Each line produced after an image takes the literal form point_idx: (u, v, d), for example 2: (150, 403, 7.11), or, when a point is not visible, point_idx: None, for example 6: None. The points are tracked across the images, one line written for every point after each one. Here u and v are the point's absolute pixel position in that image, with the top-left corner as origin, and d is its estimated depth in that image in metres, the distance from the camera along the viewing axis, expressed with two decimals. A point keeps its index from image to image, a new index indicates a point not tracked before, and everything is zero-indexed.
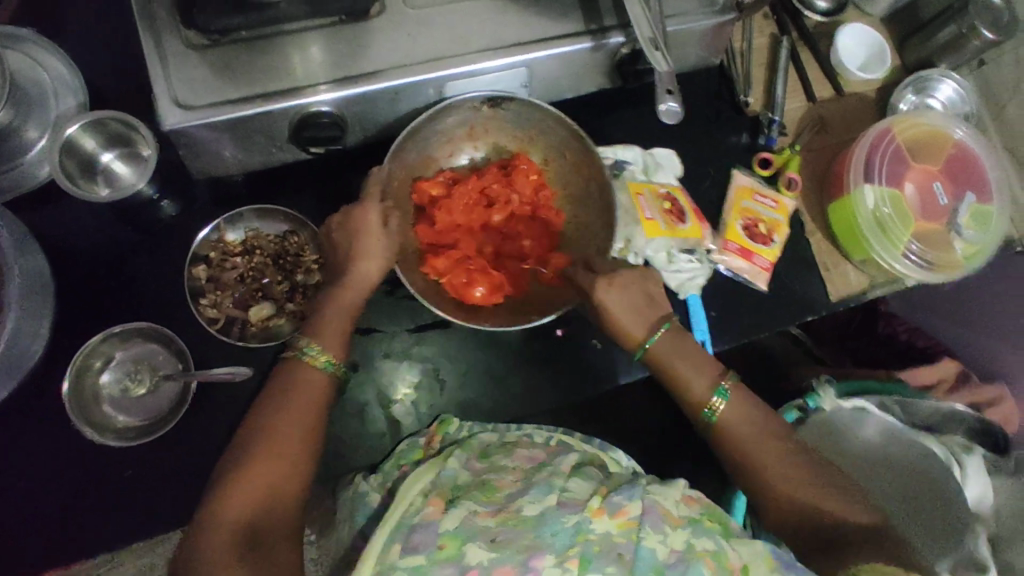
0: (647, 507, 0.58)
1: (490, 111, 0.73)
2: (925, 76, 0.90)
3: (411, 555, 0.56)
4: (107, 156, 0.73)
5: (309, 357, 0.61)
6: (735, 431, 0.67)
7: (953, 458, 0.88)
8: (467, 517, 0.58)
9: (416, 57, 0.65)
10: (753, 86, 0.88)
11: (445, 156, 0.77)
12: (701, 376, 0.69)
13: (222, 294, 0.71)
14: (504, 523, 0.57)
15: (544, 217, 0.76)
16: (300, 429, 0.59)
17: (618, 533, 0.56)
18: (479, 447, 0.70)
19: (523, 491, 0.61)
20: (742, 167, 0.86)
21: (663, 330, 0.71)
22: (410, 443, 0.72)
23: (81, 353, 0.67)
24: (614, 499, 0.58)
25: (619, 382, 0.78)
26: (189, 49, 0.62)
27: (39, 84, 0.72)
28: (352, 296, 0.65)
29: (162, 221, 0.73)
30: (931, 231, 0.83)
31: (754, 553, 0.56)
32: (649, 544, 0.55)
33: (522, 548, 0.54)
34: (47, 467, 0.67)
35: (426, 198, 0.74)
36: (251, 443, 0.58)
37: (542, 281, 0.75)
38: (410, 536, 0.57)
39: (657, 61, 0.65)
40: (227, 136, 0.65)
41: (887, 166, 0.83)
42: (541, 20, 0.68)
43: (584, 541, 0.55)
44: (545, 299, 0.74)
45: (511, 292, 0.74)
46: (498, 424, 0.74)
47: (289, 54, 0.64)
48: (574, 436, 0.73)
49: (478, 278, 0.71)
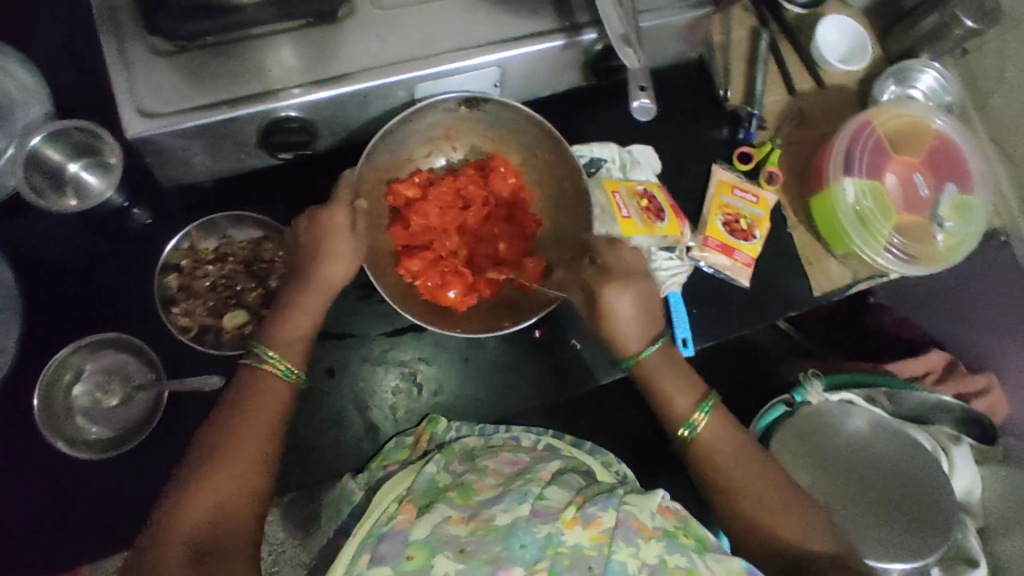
0: (621, 519, 0.57)
1: (467, 112, 0.73)
2: (907, 66, 0.89)
3: (377, 566, 0.54)
4: (74, 165, 0.73)
5: (269, 366, 0.62)
6: (713, 447, 0.68)
7: (941, 449, 0.91)
8: (438, 525, 0.57)
9: (386, 60, 0.65)
10: (732, 79, 0.87)
11: (423, 157, 0.77)
12: (685, 395, 0.69)
13: (195, 302, 0.71)
14: (473, 533, 0.56)
15: (518, 219, 0.76)
16: (258, 441, 0.60)
17: (589, 546, 0.54)
18: (461, 451, 0.70)
19: (497, 499, 0.60)
20: (721, 161, 0.86)
21: (657, 346, 0.70)
22: (396, 442, 0.73)
23: (51, 365, 0.68)
24: (588, 510, 0.57)
25: (600, 381, 0.78)
26: (154, 56, 0.61)
27: (6, 95, 0.72)
28: (316, 301, 0.65)
29: (134, 229, 0.72)
30: (913, 223, 0.82)
31: (726, 570, 0.56)
32: (619, 559, 0.54)
33: (488, 560, 0.53)
34: (26, 476, 0.67)
35: (401, 200, 0.74)
36: (221, 451, 0.58)
37: (514, 286, 0.74)
38: (378, 545, 0.56)
39: (628, 57, 0.65)
40: (195, 143, 0.65)
41: (868, 158, 0.83)
42: (512, 18, 0.67)
43: (554, 554, 0.54)
44: (515, 300, 0.74)
45: (486, 295, 0.74)
46: (485, 427, 0.75)
47: (255, 58, 0.63)
48: (561, 441, 0.75)
49: (452, 279, 0.72)
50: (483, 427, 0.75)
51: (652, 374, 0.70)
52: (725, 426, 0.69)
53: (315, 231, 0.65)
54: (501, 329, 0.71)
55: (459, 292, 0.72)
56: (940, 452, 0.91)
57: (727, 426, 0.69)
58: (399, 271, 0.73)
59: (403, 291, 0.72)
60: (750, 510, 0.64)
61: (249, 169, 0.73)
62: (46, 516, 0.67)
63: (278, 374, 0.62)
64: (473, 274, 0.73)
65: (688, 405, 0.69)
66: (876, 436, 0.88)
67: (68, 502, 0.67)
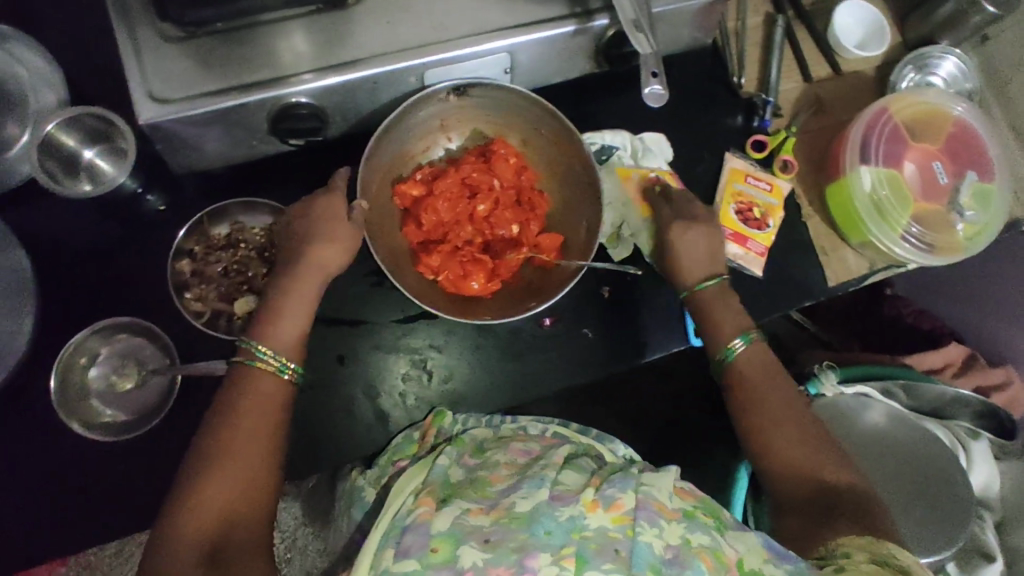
0: (641, 501, 0.56)
1: (457, 101, 0.73)
2: (926, 52, 0.87)
3: (404, 560, 0.53)
4: (89, 152, 0.73)
5: (263, 364, 0.62)
6: (750, 383, 0.68)
7: (959, 444, 0.89)
8: (459, 517, 0.56)
9: (395, 45, 0.64)
10: (747, 66, 0.85)
11: (422, 151, 0.77)
12: (730, 321, 0.70)
13: (207, 287, 0.72)
14: (497, 522, 0.55)
15: (529, 199, 0.75)
16: (256, 442, 0.60)
17: (613, 529, 0.54)
18: (471, 443, 0.69)
19: (514, 487, 0.59)
20: (735, 149, 0.85)
21: (713, 283, 0.72)
22: (405, 437, 0.72)
23: (66, 350, 0.69)
24: (607, 492, 0.57)
25: (648, 358, 0.78)
26: (165, 42, 0.62)
27: (15, 79, 0.73)
28: (308, 289, 0.65)
29: (148, 215, 0.73)
30: (932, 212, 0.81)
31: (748, 547, 0.56)
32: (645, 539, 0.53)
33: (515, 548, 0.52)
34: (44, 458, 0.68)
35: (408, 200, 0.74)
36: (223, 453, 0.58)
37: (534, 265, 0.75)
38: (402, 538, 0.55)
39: (639, 42, 0.65)
40: (209, 130, 0.65)
41: (884, 147, 0.81)
42: (524, 3, 0.67)
43: (580, 539, 0.53)
44: (540, 280, 0.75)
45: (506, 279, 0.75)
46: (492, 419, 0.75)
47: (266, 43, 0.63)
48: (570, 429, 0.74)
49: (473, 270, 0.72)
50: (491, 417, 0.75)
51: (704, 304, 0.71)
52: (762, 367, 0.68)
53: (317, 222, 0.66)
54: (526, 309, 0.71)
55: (481, 282, 0.72)
56: (958, 445, 0.89)
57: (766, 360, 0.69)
58: (419, 269, 0.73)
59: (424, 286, 0.73)
60: (788, 459, 0.64)
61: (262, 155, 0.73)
62: (50, 516, 0.67)
63: (274, 370, 0.62)
64: (493, 261, 0.73)
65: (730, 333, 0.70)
66: (894, 428, 0.87)
67: (77, 495, 0.68)
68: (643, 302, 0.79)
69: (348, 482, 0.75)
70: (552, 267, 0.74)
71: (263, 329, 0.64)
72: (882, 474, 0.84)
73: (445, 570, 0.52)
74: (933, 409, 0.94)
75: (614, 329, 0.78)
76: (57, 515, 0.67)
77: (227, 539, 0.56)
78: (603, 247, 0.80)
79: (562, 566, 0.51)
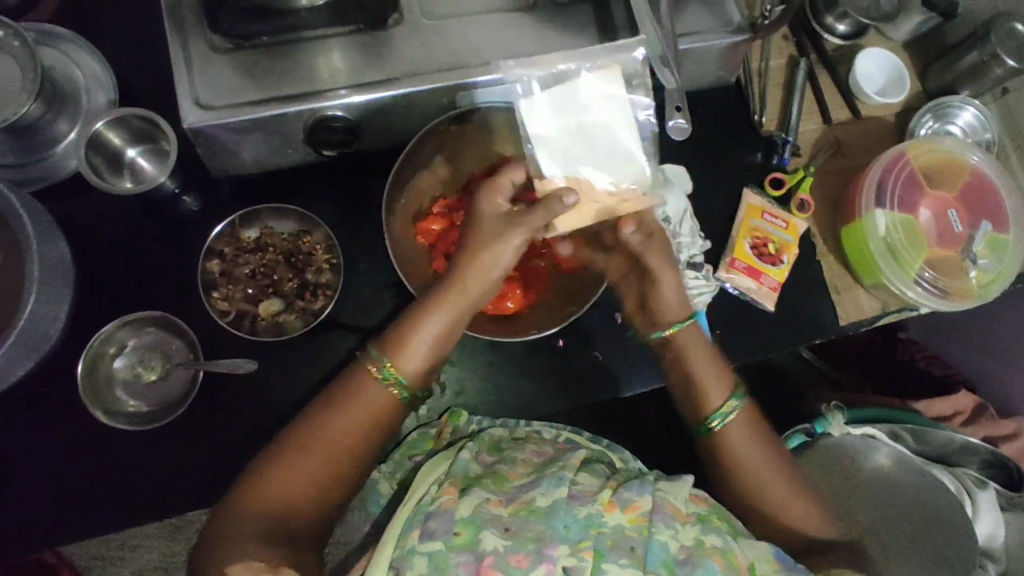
0: (657, 504, 0.58)
1: (458, 128, 0.74)
2: (946, 102, 0.89)
3: (428, 541, 0.54)
4: (131, 151, 0.76)
5: (372, 367, 0.65)
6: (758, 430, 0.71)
7: (964, 493, 0.87)
8: (481, 505, 0.57)
9: (430, 66, 0.67)
10: (769, 105, 0.88)
11: (435, 184, 0.78)
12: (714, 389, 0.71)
13: (233, 287, 0.74)
14: (515, 514, 0.56)
15: None
16: (321, 447, 0.63)
17: (629, 528, 0.56)
18: (488, 441, 0.69)
19: (533, 484, 0.60)
20: (754, 185, 0.86)
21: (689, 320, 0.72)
22: (420, 433, 0.76)
23: (97, 339, 0.71)
24: (624, 494, 0.59)
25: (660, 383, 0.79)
26: (213, 52, 0.65)
27: (72, 82, 0.76)
28: (453, 296, 0.65)
29: (183, 214, 0.76)
30: (946, 257, 0.82)
31: (758, 555, 0.57)
32: (660, 538, 0.55)
33: (533, 538, 0.54)
34: (69, 440, 0.71)
35: (431, 237, 0.76)
36: (284, 452, 0.63)
37: (561, 269, 0.76)
38: (427, 521, 0.55)
39: (665, 77, 0.70)
40: (248, 136, 0.68)
41: (900, 191, 0.83)
42: (555, 34, 0.70)
43: (597, 534, 0.55)
44: (570, 287, 0.75)
45: (538, 290, 0.76)
46: (507, 420, 0.77)
47: (308, 58, 0.66)
48: (582, 436, 0.74)
49: (508, 291, 0.74)
50: (504, 421, 0.77)
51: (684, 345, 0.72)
52: (749, 429, 0.70)
53: (486, 236, 0.65)
54: (568, 317, 0.73)
55: (516, 300, 0.75)
56: (961, 493, 0.87)
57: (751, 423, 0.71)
58: None
59: None
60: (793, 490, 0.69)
61: (295, 163, 0.76)
62: (68, 506, 0.69)
63: (377, 377, 0.65)
64: (524, 276, 0.75)
65: (719, 396, 0.71)
66: (897, 473, 0.88)
67: (93, 488, 0.70)
68: None
69: None
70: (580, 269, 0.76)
71: (392, 332, 0.66)
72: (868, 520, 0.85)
73: (466, 553, 0.53)
74: (939, 455, 0.94)
75: (627, 353, 0.79)
76: (70, 508, 0.69)
77: (285, 522, 0.60)
78: None
79: (580, 557, 0.53)
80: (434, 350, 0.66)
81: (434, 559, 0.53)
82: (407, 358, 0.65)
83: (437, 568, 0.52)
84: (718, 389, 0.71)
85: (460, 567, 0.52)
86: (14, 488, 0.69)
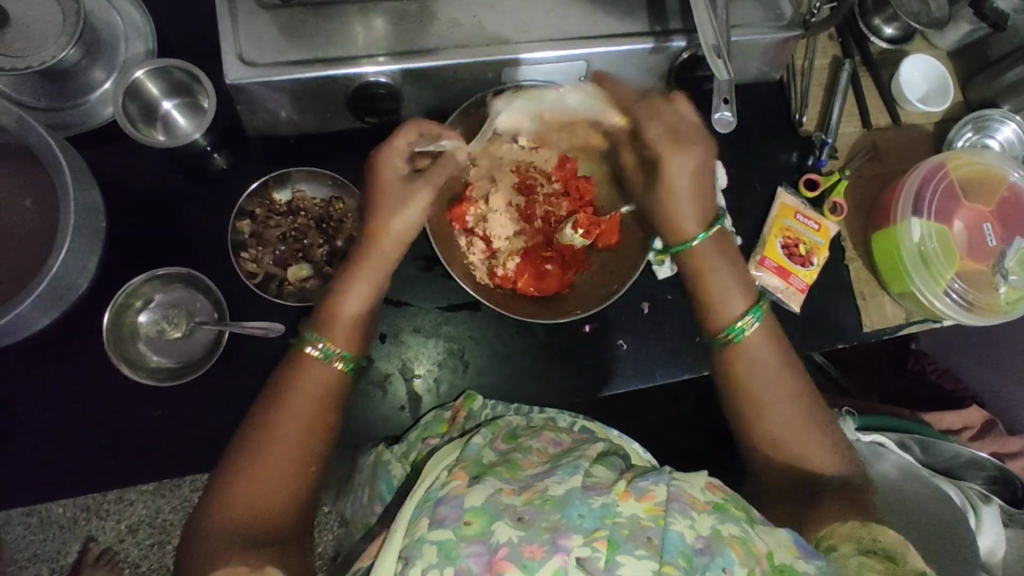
0: (674, 494, 0.56)
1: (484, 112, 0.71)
2: (986, 115, 0.88)
3: (438, 528, 0.53)
4: (167, 103, 0.75)
5: (312, 348, 0.64)
6: (784, 420, 0.66)
7: (968, 504, 0.84)
8: (493, 495, 0.56)
9: (475, 40, 0.66)
10: (810, 105, 0.87)
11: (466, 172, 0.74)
12: (736, 298, 0.69)
13: (262, 250, 0.73)
14: (529, 503, 0.56)
15: (577, 187, 0.77)
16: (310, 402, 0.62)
17: (645, 517, 0.54)
18: (505, 429, 0.69)
19: (547, 473, 0.60)
20: (788, 185, 0.86)
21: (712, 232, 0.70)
22: (435, 416, 0.73)
23: (125, 292, 0.70)
24: (639, 484, 0.58)
25: (681, 375, 0.79)
26: (259, 9, 0.63)
27: (110, 27, 0.74)
28: (374, 262, 0.66)
29: (216, 172, 0.75)
30: (977, 271, 0.81)
31: (777, 542, 0.55)
32: (676, 529, 0.53)
33: (548, 528, 0.53)
34: (90, 392, 0.70)
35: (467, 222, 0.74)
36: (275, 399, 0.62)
37: (598, 248, 0.76)
38: (437, 509, 0.55)
39: (718, 68, 0.64)
40: (286, 96, 0.67)
41: (937, 201, 0.82)
42: (608, 16, 0.68)
43: (612, 524, 0.53)
44: (608, 264, 0.75)
45: (575, 269, 0.75)
46: (521, 407, 0.75)
47: (353, 21, 0.64)
48: (597, 425, 0.74)
49: (553, 273, 0.74)
50: (519, 408, 0.74)
51: (700, 260, 0.70)
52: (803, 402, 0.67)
53: (392, 201, 0.65)
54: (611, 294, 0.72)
55: (557, 282, 0.74)
56: (965, 505, 0.84)
57: (777, 354, 0.68)
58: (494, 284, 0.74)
59: (508, 300, 0.73)
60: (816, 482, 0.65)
61: (332, 128, 0.75)
62: (83, 458, 0.69)
63: (320, 356, 0.64)
64: (563, 254, 0.75)
65: (739, 305, 0.68)
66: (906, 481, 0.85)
67: (109, 441, 0.70)
68: (681, 322, 0.80)
69: (370, 454, 0.74)
70: (618, 248, 0.75)
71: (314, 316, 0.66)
72: (887, 516, 0.79)
73: (477, 542, 0.52)
74: (946, 468, 0.93)
75: (650, 343, 0.79)
76: (86, 459, 0.69)
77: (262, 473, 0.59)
78: (649, 263, 0.80)
79: (594, 547, 0.51)
80: (365, 315, 0.66)
81: (446, 547, 0.51)
82: (339, 332, 0.65)
83: (448, 557, 0.51)
84: (740, 298, 0.69)
85: (472, 558, 0.51)
86: (34, 435, 0.69)
